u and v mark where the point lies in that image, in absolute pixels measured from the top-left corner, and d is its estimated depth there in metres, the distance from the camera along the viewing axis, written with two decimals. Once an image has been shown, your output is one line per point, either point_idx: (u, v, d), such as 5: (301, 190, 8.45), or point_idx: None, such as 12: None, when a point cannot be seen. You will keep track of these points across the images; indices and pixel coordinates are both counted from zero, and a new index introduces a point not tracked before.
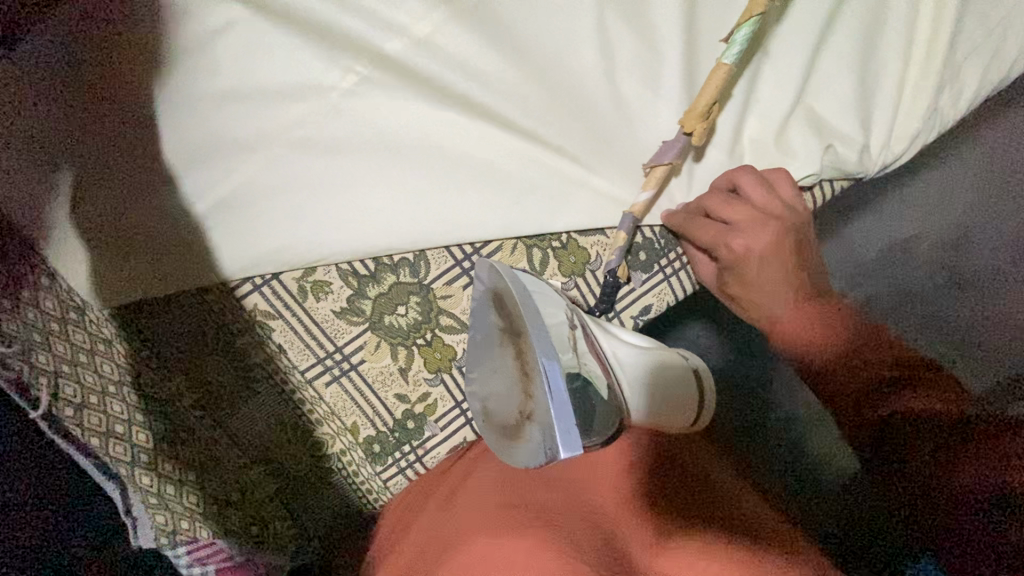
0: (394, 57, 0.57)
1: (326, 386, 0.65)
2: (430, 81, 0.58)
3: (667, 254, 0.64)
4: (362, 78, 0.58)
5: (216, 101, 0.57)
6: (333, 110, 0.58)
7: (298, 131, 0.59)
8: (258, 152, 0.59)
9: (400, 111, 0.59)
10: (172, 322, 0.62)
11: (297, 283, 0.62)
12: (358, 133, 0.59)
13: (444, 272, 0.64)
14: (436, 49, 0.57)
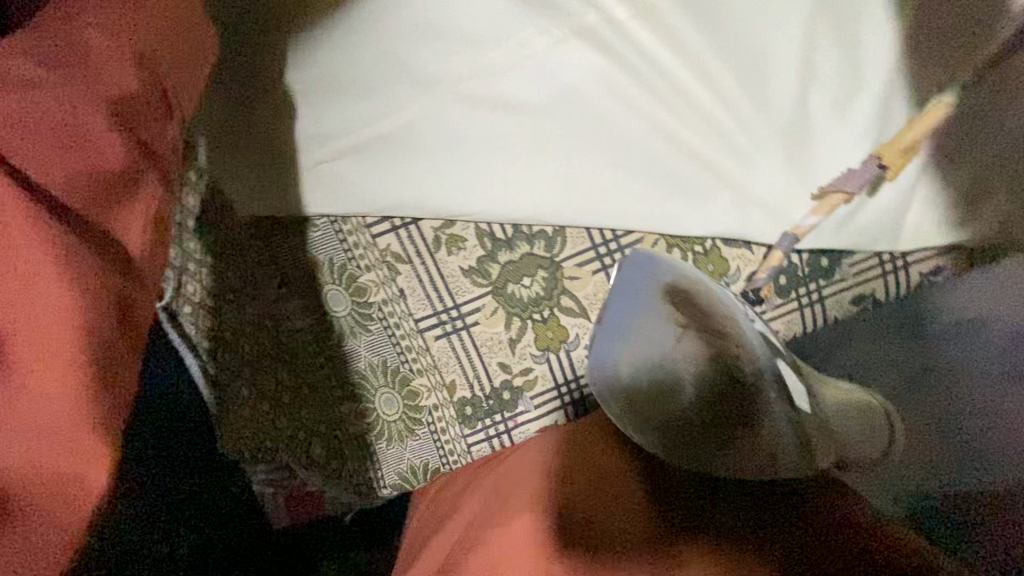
0: (591, 27, 0.55)
1: (435, 339, 0.65)
2: (622, 59, 0.56)
3: (806, 284, 0.63)
4: (555, 42, 0.56)
5: (401, 33, 0.55)
6: (517, 67, 0.56)
7: (475, 81, 0.56)
8: (430, 93, 0.57)
9: (584, 82, 0.56)
10: (305, 246, 0.62)
11: (434, 233, 0.61)
12: (530, 95, 0.57)
13: (579, 252, 0.62)
14: (629, 27, 0.55)
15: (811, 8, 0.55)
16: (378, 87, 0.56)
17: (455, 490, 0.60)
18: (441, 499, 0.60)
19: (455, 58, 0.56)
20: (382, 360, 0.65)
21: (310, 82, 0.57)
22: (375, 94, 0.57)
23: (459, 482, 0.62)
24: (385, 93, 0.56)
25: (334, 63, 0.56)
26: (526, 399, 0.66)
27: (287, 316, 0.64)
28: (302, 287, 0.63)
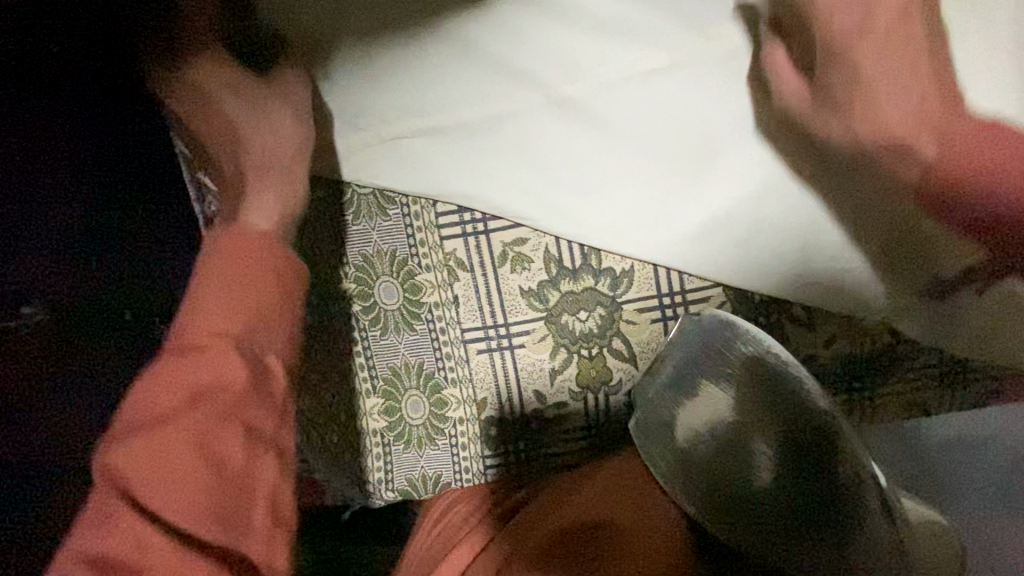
0: (702, 62, 0.54)
1: (477, 353, 0.63)
2: (728, 98, 0.54)
3: (862, 378, 0.62)
4: (662, 69, 0.54)
5: (508, 35, 0.54)
6: (617, 85, 0.55)
7: (573, 92, 0.55)
8: (525, 90, 0.55)
9: (684, 113, 0.55)
10: (370, 232, 0.61)
11: (502, 246, 0.60)
12: (625, 113, 0.55)
13: (642, 298, 0.61)
14: (741, 67, 0.54)
15: (926, 92, 0.53)
16: (476, 76, 0.55)
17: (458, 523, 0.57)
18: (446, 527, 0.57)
19: (556, 65, 0.55)
20: (418, 362, 0.64)
21: (411, 57, 0.55)
22: (469, 83, 0.55)
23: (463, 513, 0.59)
24: (478, 85, 0.55)
25: (436, 51, 0.55)
26: (553, 432, 0.64)
27: (336, 298, 0.63)
28: (357, 272, 0.62)
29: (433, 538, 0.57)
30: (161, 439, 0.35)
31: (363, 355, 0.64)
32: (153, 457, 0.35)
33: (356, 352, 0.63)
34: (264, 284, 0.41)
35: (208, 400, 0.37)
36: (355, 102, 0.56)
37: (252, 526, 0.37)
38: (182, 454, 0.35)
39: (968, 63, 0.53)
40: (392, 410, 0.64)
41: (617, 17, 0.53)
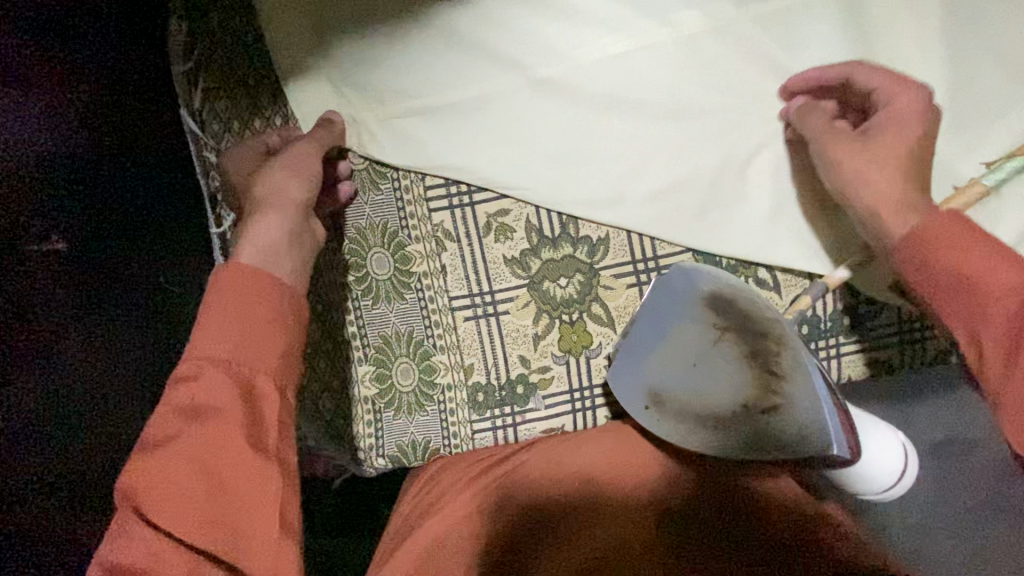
0: (663, 46, 0.61)
1: (464, 320, 0.66)
2: (687, 77, 0.61)
3: (828, 338, 0.66)
4: (628, 53, 0.61)
5: (491, 25, 0.62)
6: (590, 67, 0.61)
7: (550, 73, 0.61)
8: (507, 72, 0.62)
9: (649, 90, 0.61)
10: (363, 206, 0.65)
11: (487, 218, 0.65)
12: (597, 91, 0.61)
13: (618, 264, 0.65)
14: (699, 49, 0.61)
15: (860, 70, 0.60)
16: (464, 58, 0.62)
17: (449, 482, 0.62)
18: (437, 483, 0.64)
19: (534, 49, 0.61)
20: (408, 330, 0.67)
21: (405, 42, 0.62)
22: (456, 66, 0.62)
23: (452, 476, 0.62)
24: (464, 68, 0.62)
25: (426, 39, 0.62)
26: (537, 396, 0.67)
27: (331, 270, 0.66)
28: (351, 244, 0.66)
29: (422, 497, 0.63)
30: (202, 367, 0.42)
31: (355, 324, 0.67)
32: (202, 383, 0.42)
33: (349, 321, 0.67)
34: (286, 247, 0.50)
35: (238, 330, 0.43)
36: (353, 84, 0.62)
37: (269, 443, 0.43)
38: (214, 374, 0.42)
39: (898, 42, 0.60)
40: (383, 377, 0.67)
41: (588, 8, 0.61)
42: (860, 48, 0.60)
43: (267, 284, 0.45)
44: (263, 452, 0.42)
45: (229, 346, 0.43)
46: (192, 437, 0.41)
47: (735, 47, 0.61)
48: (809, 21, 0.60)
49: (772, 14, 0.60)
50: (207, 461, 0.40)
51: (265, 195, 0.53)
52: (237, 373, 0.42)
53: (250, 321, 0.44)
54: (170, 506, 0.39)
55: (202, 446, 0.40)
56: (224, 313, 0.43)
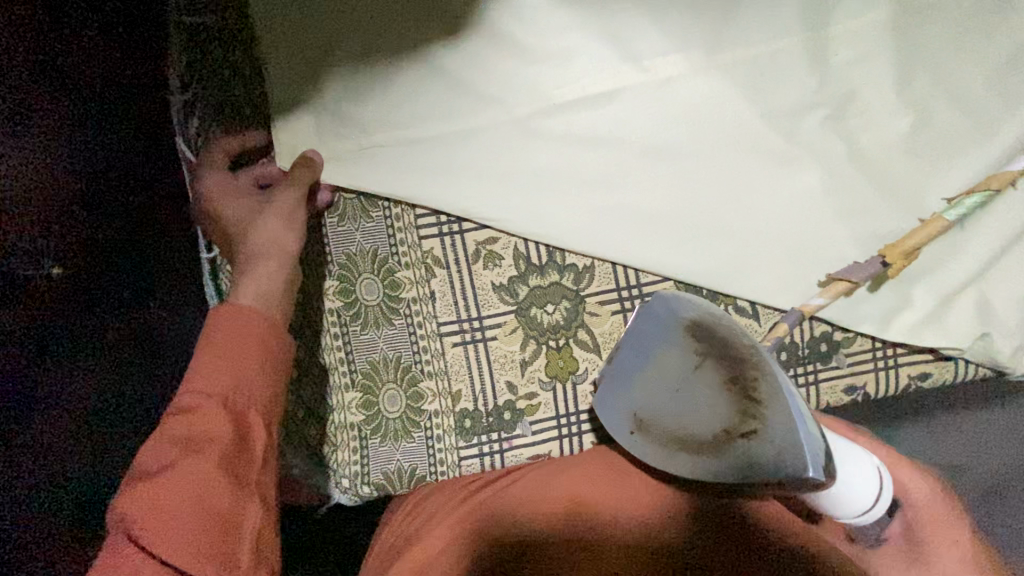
0: (644, 86, 0.64)
1: (452, 346, 0.67)
2: (668, 116, 0.64)
3: (806, 364, 0.68)
4: (612, 91, 0.64)
5: (482, 62, 0.64)
6: (576, 104, 0.64)
7: (538, 109, 0.64)
8: (497, 108, 0.64)
9: (632, 127, 0.64)
10: (354, 233, 0.66)
11: (476, 245, 0.66)
12: (583, 127, 0.64)
13: (603, 291, 0.67)
14: (678, 88, 0.64)
15: (828, 113, 0.65)
16: (455, 92, 0.64)
17: (434, 506, 0.63)
18: (421, 510, 0.64)
19: (524, 87, 0.64)
20: (396, 356, 0.67)
21: (398, 75, 0.64)
22: (448, 100, 0.64)
23: (438, 505, 0.63)
24: (456, 101, 0.64)
25: (419, 74, 0.64)
26: (524, 422, 0.68)
27: (320, 294, 0.67)
28: (341, 270, 0.66)
29: (406, 521, 0.64)
30: (195, 403, 0.45)
31: (343, 350, 0.67)
32: (195, 418, 0.45)
33: (336, 347, 0.67)
34: (281, 297, 0.54)
35: (232, 371, 0.47)
36: (347, 117, 0.64)
37: (250, 477, 0.45)
38: (208, 408, 0.45)
39: (860, 84, 0.64)
40: (370, 403, 0.67)
41: (576, 50, 0.64)
42: (825, 89, 0.64)
43: (263, 325, 0.50)
44: (245, 485, 0.45)
45: (222, 385, 0.46)
46: (182, 466, 0.43)
47: (713, 88, 0.64)
48: (780, 64, 0.64)
49: (745, 56, 0.64)
50: (193, 491, 0.42)
51: (257, 245, 0.57)
52: (228, 408, 0.46)
53: (242, 364, 0.48)
54: (159, 530, 0.41)
55: (191, 477, 0.42)
56: (219, 354, 0.47)
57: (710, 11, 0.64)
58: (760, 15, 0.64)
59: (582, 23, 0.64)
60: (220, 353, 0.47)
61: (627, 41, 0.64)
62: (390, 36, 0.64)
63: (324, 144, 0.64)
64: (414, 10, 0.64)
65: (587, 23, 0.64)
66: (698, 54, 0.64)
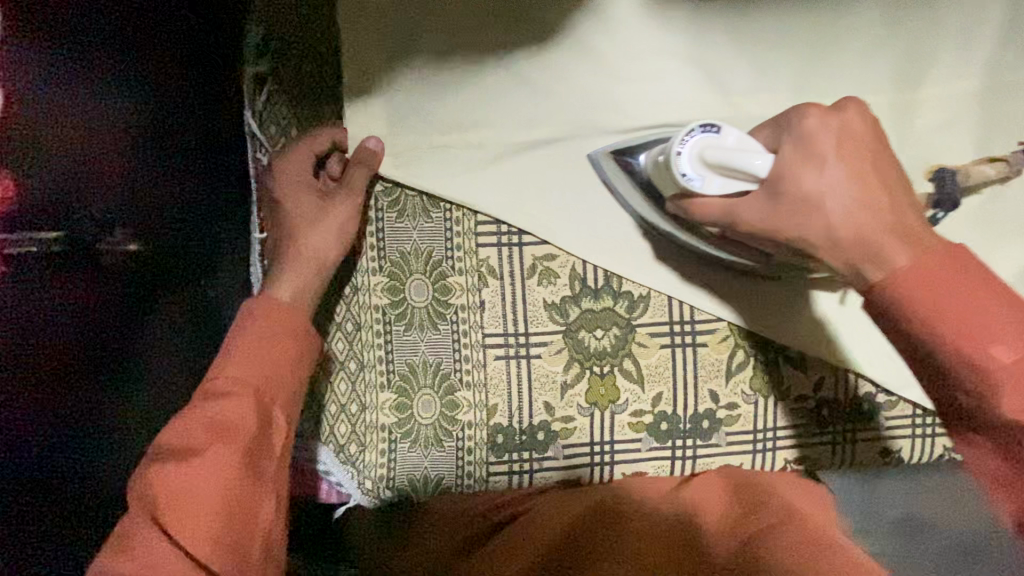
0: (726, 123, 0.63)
1: (494, 359, 0.66)
2: None
3: (847, 422, 0.67)
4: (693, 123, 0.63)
5: (565, 75, 0.62)
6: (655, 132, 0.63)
7: (616, 131, 0.63)
8: (574, 123, 0.63)
9: None
10: (410, 231, 0.64)
11: (533, 260, 0.65)
12: None
13: (654, 324, 0.66)
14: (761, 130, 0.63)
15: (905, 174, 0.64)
16: (535, 102, 0.62)
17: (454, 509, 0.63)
18: (447, 506, 0.64)
19: (604, 107, 0.63)
20: (436, 362, 0.65)
21: (478, 76, 0.62)
22: (525, 110, 0.63)
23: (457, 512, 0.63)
24: (534, 111, 0.63)
25: (500, 78, 0.62)
26: (558, 444, 0.66)
27: (366, 289, 0.65)
28: (392, 267, 0.64)
29: (431, 515, 0.63)
30: (235, 388, 0.46)
31: (382, 349, 0.65)
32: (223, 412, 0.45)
33: (376, 345, 0.65)
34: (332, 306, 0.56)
35: (261, 364, 0.48)
36: (421, 112, 0.62)
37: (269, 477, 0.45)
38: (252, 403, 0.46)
39: (941, 149, 0.64)
40: (404, 406, 0.65)
41: (661, 76, 0.63)
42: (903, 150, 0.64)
43: (296, 320, 0.50)
44: (265, 480, 0.45)
45: (256, 375, 0.47)
46: (210, 460, 0.43)
47: None
48: None
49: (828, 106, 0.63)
50: (217, 495, 0.42)
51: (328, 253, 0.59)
52: (260, 399, 0.47)
53: (272, 357, 0.48)
54: (189, 520, 0.40)
55: (211, 467, 0.42)
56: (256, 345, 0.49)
57: (800, 57, 0.63)
58: (849, 67, 0.63)
59: (672, 50, 0.63)
60: (249, 351, 0.48)
61: (715, 74, 0.63)
62: (476, 35, 0.62)
63: (393, 138, 0.62)
64: (504, 12, 0.62)
65: (678, 50, 0.63)
66: (782, 97, 0.63)
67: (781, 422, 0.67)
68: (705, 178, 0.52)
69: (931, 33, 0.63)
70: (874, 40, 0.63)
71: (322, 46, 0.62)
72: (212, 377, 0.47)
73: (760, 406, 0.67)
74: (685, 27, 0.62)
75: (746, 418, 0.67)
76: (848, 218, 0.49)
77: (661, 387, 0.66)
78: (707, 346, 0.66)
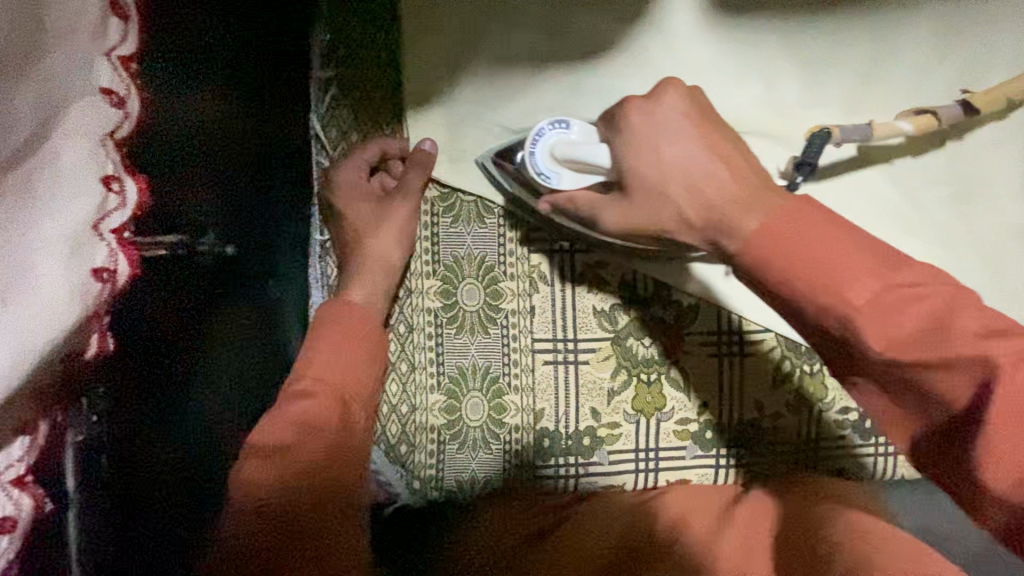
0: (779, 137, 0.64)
1: (543, 364, 0.66)
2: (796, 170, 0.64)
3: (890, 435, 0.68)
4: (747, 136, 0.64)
5: (621, 86, 0.63)
6: None
7: None
8: None
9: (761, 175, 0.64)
10: (464, 236, 0.65)
11: (585, 268, 0.66)
12: None
13: (701, 333, 0.66)
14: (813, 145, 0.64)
15: (953, 192, 0.65)
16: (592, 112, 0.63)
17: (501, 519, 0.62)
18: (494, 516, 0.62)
19: None
20: (485, 365, 0.66)
21: (537, 86, 0.63)
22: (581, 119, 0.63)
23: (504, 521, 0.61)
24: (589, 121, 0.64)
25: (558, 88, 0.63)
26: (603, 450, 0.67)
27: (420, 292, 0.66)
28: (445, 271, 0.65)
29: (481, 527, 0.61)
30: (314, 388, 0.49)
31: (433, 351, 0.66)
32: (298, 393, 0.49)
33: (426, 347, 0.66)
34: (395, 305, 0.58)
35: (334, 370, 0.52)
36: (479, 119, 0.63)
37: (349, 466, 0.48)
38: (323, 397, 0.49)
39: (990, 167, 0.64)
40: (453, 408, 0.66)
41: (717, 89, 0.64)
42: (953, 169, 0.65)
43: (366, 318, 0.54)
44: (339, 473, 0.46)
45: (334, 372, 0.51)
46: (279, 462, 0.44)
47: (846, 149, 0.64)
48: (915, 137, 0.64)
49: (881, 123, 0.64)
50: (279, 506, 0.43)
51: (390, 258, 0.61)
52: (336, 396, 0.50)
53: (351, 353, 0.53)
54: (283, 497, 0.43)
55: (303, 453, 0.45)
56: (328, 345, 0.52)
57: (855, 75, 0.64)
58: (902, 86, 0.64)
59: (727, 64, 0.64)
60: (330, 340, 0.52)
61: (769, 89, 0.64)
62: (536, 45, 0.63)
63: (452, 145, 0.63)
64: (565, 23, 0.62)
65: (733, 65, 0.64)
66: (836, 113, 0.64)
67: (824, 434, 0.68)
68: (562, 175, 0.55)
69: (986, 55, 0.63)
70: (929, 59, 0.63)
71: (384, 53, 0.63)
72: (295, 376, 0.50)
73: (804, 418, 0.67)
74: (744, 42, 0.63)
75: (790, 428, 0.68)
76: (693, 193, 0.46)
77: (707, 396, 0.67)
78: (755, 356, 0.67)
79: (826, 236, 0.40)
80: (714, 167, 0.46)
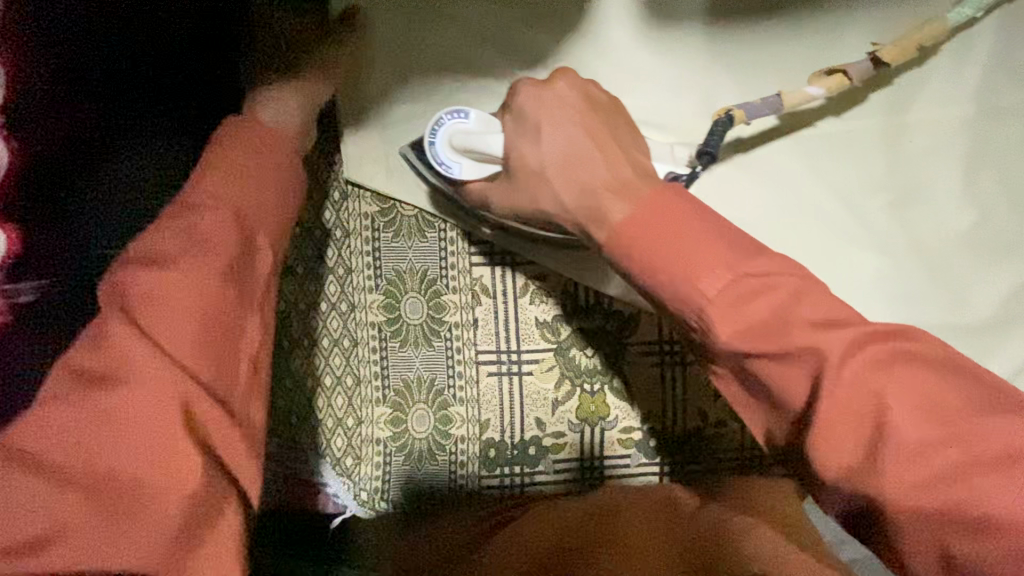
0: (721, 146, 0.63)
1: (487, 375, 0.67)
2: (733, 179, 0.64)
3: None
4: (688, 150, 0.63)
5: None
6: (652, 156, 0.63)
7: None
8: None
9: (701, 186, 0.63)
10: (406, 251, 0.66)
11: (526, 280, 0.66)
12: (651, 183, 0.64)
13: (644, 343, 0.67)
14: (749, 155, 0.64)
15: (893, 198, 0.65)
16: None
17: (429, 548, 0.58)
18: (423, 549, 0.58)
19: None
20: (430, 378, 0.67)
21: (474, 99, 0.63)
22: None
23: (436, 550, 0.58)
24: None
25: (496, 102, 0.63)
26: (548, 459, 0.68)
27: (363, 307, 0.66)
28: (388, 285, 0.66)
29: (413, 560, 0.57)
30: None
31: (377, 365, 0.67)
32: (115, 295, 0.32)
33: (371, 361, 0.67)
34: None
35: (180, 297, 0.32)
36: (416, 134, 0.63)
37: None
38: None
39: (930, 174, 0.64)
40: (398, 420, 0.67)
41: (653, 99, 0.64)
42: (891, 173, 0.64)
43: None
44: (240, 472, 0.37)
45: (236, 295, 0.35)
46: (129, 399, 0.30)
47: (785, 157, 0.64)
48: (853, 144, 0.64)
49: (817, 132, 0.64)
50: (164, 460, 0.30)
51: None
52: None
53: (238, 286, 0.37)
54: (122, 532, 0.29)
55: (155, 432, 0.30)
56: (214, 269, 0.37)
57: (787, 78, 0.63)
58: (842, 91, 0.63)
59: (665, 73, 0.63)
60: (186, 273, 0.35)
61: (707, 98, 0.64)
62: (472, 58, 0.63)
63: (389, 160, 0.64)
64: (501, 37, 0.62)
65: (671, 74, 0.63)
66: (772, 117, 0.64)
67: None
68: (463, 165, 0.54)
69: (919, 56, 0.63)
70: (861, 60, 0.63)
71: None
72: None
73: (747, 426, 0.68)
74: (675, 48, 0.63)
75: (730, 436, 0.68)
76: None
77: (650, 405, 0.68)
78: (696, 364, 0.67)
79: (682, 226, 0.40)
80: (599, 161, 0.47)
